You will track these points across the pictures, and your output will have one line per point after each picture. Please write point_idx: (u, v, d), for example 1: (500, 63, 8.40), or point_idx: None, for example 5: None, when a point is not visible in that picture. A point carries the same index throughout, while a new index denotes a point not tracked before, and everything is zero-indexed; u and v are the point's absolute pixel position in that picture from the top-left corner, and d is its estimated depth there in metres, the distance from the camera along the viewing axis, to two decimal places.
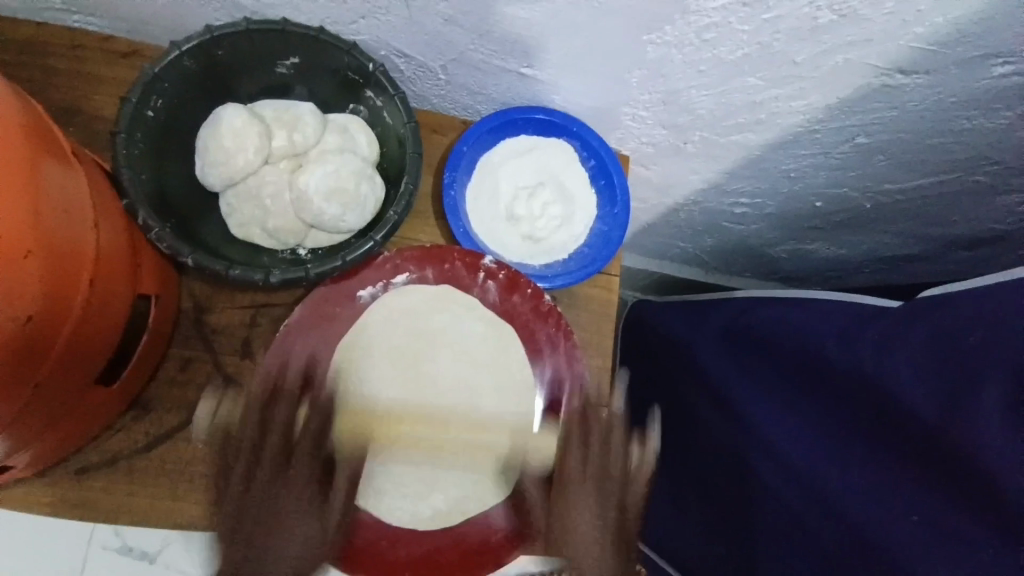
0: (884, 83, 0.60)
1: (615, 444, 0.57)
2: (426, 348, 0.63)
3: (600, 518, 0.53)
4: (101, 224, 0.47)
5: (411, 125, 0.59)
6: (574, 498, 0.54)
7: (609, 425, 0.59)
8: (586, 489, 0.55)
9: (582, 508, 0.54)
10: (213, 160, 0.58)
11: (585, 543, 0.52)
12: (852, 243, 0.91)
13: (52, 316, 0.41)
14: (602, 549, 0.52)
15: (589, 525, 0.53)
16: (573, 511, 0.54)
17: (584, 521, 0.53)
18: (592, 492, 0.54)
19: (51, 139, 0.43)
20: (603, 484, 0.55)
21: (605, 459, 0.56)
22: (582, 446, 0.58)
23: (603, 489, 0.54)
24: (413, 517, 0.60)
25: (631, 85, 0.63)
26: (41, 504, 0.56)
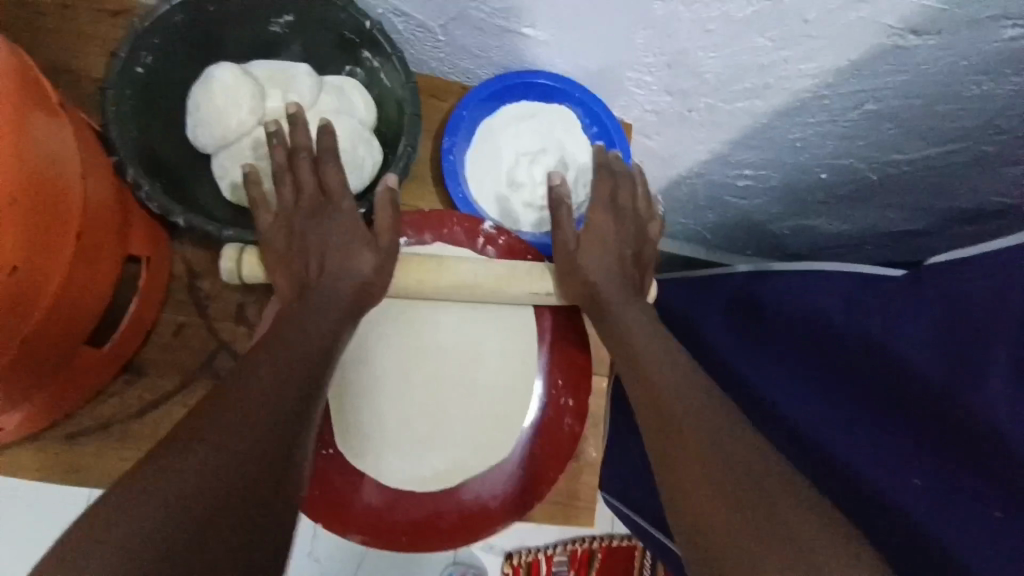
0: (896, 43, 0.58)
1: (635, 200, 0.63)
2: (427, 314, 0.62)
3: (623, 236, 0.61)
4: (88, 178, 0.46)
5: (409, 86, 0.57)
6: (594, 243, 0.60)
7: (626, 173, 0.63)
8: (606, 211, 0.62)
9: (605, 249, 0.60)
10: (207, 120, 0.56)
11: (613, 293, 0.59)
12: (856, 217, 0.90)
13: (37, 268, 0.40)
14: (627, 291, 0.59)
15: (611, 266, 0.60)
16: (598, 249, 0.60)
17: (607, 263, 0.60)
18: (615, 228, 0.61)
19: (36, 87, 0.42)
20: (621, 215, 0.62)
21: (629, 225, 0.62)
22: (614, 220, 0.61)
23: (622, 221, 0.62)
24: (411, 479, 0.60)
25: (635, 46, 0.61)
26: (33, 470, 0.55)
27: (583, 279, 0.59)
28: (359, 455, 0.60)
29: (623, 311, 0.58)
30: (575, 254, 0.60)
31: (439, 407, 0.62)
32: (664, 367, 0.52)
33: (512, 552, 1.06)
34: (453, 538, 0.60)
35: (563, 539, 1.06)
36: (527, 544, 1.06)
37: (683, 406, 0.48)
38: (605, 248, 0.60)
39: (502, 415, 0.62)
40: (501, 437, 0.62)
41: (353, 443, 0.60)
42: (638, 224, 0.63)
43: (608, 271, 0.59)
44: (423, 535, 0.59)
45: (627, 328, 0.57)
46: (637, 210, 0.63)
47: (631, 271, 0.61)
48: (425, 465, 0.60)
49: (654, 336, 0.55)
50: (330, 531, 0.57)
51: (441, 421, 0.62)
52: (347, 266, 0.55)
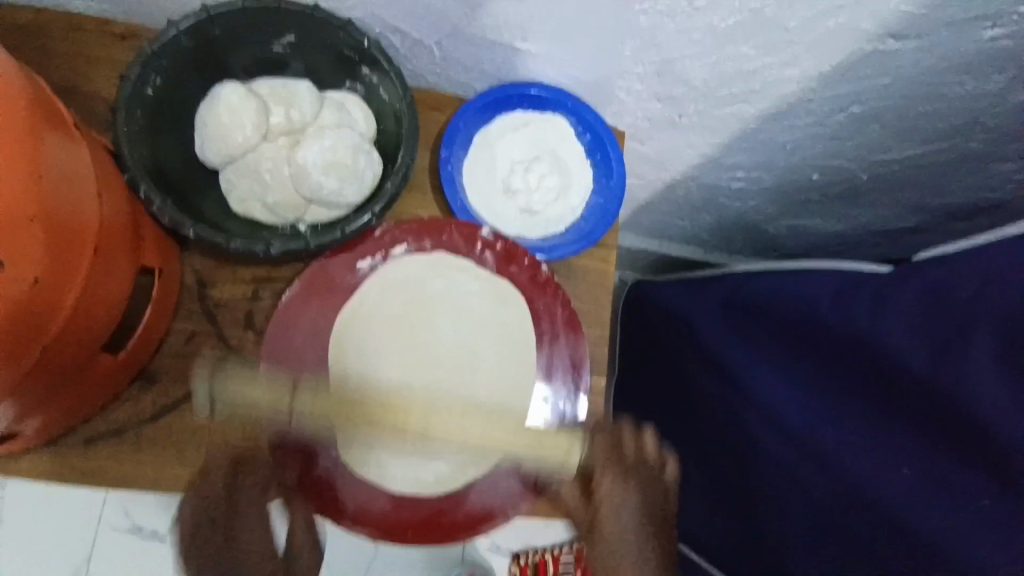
0: (877, 47, 0.60)
1: (645, 455, 0.65)
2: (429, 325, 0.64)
3: (627, 508, 0.63)
4: (103, 196, 0.48)
5: (406, 100, 0.59)
6: (613, 497, 0.63)
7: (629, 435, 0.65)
8: (618, 477, 0.63)
9: (625, 507, 0.63)
10: (212, 137, 0.59)
11: (628, 532, 0.62)
12: (850, 217, 0.91)
13: (56, 281, 0.42)
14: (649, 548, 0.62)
15: (629, 525, 0.63)
16: (620, 513, 0.63)
17: (628, 518, 0.63)
18: (631, 497, 0.63)
19: (53, 109, 0.44)
20: (637, 478, 0.64)
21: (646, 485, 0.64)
22: (620, 446, 0.64)
23: (640, 492, 0.64)
24: (411, 484, 0.61)
25: (624, 56, 0.64)
26: (52, 474, 0.57)
27: (607, 552, 0.62)
28: (363, 466, 0.60)
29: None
30: (595, 524, 0.63)
31: None
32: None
33: (518, 551, 1.09)
34: (457, 533, 0.61)
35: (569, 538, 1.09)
36: (533, 544, 1.09)
37: None
38: (620, 514, 0.63)
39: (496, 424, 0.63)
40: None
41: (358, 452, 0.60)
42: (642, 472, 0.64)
43: (626, 530, 0.62)
44: (432, 535, 0.61)
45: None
46: (643, 470, 0.64)
47: (653, 526, 0.63)
48: (429, 471, 0.61)
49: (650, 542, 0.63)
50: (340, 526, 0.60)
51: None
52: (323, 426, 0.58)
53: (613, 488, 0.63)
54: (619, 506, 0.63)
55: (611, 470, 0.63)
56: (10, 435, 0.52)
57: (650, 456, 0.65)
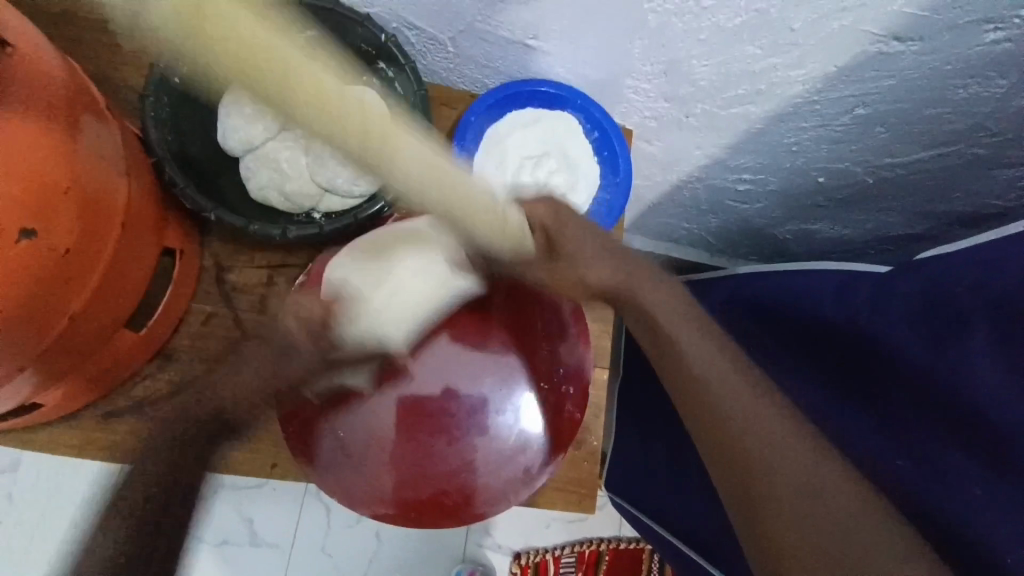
0: (881, 49, 0.62)
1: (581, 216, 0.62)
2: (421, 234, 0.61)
3: (585, 233, 0.60)
4: (131, 174, 0.50)
5: (419, 94, 0.62)
6: (577, 252, 0.59)
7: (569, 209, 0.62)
8: (575, 228, 0.60)
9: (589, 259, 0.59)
10: (233, 124, 0.61)
11: (670, 317, 0.56)
12: (856, 222, 0.92)
13: (86, 252, 0.45)
14: (716, 353, 0.54)
15: (644, 288, 0.59)
16: (585, 260, 0.59)
17: (602, 266, 0.60)
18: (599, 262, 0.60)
19: (89, 93, 0.46)
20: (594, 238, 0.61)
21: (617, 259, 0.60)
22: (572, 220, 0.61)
23: (611, 249, 0.61)
24: (417, 464, 0.59)
25: (633, 56, 0.65)
26: (72, 447, 0.59)
27: (572, 273, 0.60)
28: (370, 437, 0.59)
29: (743, 390, 0.52)
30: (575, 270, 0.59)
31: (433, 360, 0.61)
32: (781, 452, 0.49)
33: (520, 551, 1.10)
34: (458, 513, 0.61)
35: (572, 539, 1.10)
36: (534, 543, 1.11)
37: (788, 486, 0.48)
38: (597, 256, 0.60)
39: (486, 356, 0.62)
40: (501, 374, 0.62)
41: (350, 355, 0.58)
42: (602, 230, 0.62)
43: (595, 265, 0.60)
44: (436, 511, 0.60)
45: (724, 388, 0.52)
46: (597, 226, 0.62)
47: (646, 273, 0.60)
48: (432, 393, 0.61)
49: (758, 398, 0.51)
50: (353, 509, 0.61)
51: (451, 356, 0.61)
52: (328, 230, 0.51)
53: (564, 216, 0.61)
54: (580, 229, 0.60)
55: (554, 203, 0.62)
56: (32, 406, 0.54)
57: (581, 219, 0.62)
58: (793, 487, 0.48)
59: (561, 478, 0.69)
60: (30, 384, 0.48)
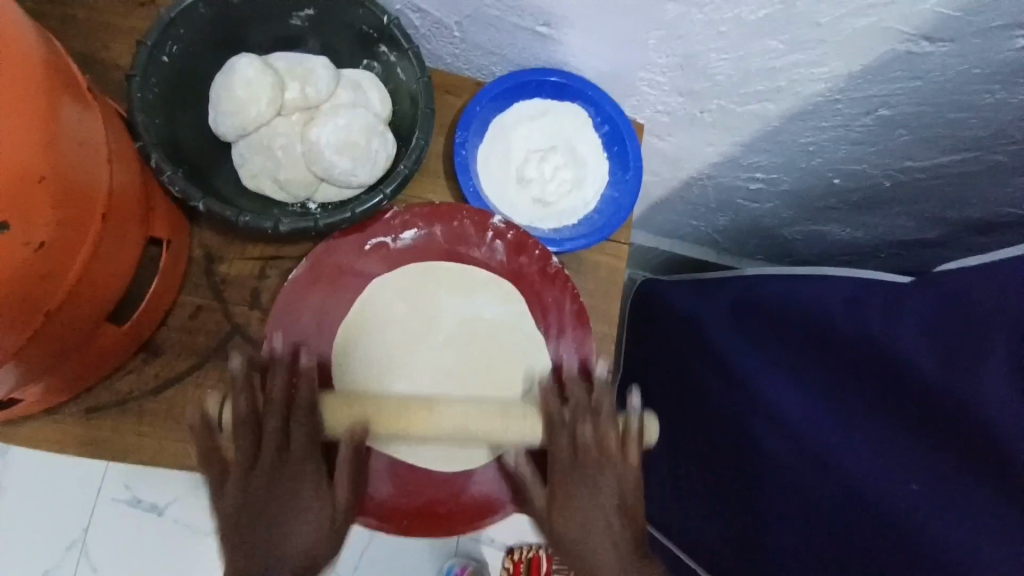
0: (909, 49, 0.59)
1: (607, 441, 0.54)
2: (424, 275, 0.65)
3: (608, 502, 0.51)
4: (114, 161, 0.47)
5: (423, 80, 0.59)
6: (569, 492, 0.52)
7: (606, 408, 0.56)
8: (568, 462, 0.53)
9: (575, 499, 0.51)
10: (227, 109, 0.58)
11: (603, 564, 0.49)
12: (868, 225, 0.89)
13: (64, 247, 0.42)
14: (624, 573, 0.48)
15: (608, 529, 0.50)
16: (570, 500, 0.51)
17: (591, 525, 0.50)
18: (586, 495, 0.51)
19: (71, 76, 0.44)
20: (596, 464, 0.53)
21: (607, 490, 0.52)
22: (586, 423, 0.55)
23: (596, 484, 0.52)
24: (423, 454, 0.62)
25: (648, 47, 0.62)
26: (53, 442, 0.57)
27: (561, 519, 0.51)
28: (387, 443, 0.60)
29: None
30: (551, 511, 0.52)
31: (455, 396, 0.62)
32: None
33: (513, 547, 1.08)
34: (454, 524, 0.61)
35: None
36: (528, 540, 1.09)
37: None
38: (591, 516, 0.50)
39: (492, 370, 0.64)
40: (507, 374, 0.64)
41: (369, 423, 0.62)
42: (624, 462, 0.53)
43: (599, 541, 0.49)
44: (431, 523, 0.61)
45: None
46: (617, 451, 0.53)
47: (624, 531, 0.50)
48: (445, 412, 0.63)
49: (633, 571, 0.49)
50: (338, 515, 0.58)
51: (457, 368, 0.64)
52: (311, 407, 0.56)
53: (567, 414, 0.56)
54: (588, 500, 0.51)
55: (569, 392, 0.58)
56: (10, 400, 0.51)
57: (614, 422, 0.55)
58: None
59: None
60: (9, 380, 0.46)
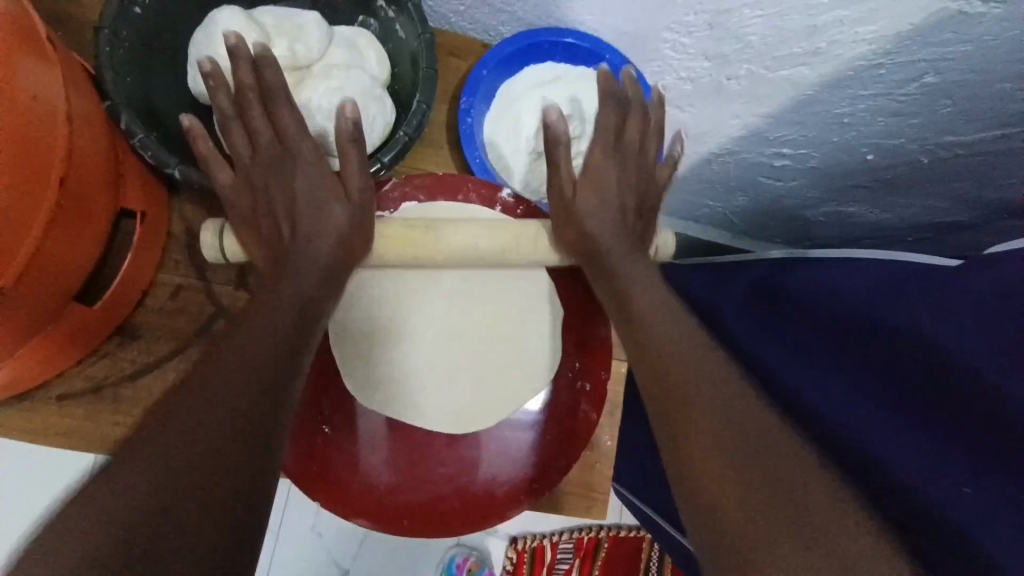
0: (964, 7, 0.53)
1: (643, 139, 0.57)
2: (423, 219, 0.56)
3: (626, 186, 0.56)
4: (73, 122, 0.42)
5: (425, 38, 0.53)
6: (599, 168, 0.56)
7: (639, 105, 0.57)
8: (607, 158, 0.56)
9: (599, 178, 0.56)
10: (203, 67, 0.52)
11: (617, 246, 0.54)
12: (897, 207, 0.84)
13: (13, 216, 0.37)
14: (627, 241, 0.55)
15: (619, 201, 0.56)
16: (589, 192, 0.55)
17: (601, 197, 0.55)
18: (614, 167, 0.56)
19: (21, 21, 0.38)
20: (625, 159, 0.57)
21: (630, 168, 0.57)
22: (620, 162, 0.56)
23: (618, 193, 0.56)
24: (438, 416, 0.58)
25: (672, 4, 0.56)
26: (22, 431, 0.53)
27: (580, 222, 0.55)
28: (387, 403, 0.57)
29: (668, 334, 0.47)
30: (571, 202, 0.55)
31: (460, 356, 0.60)
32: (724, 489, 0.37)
33: (515, 537, 1.05)
34: (452, 523, 0.56)
35: (568, 526, 1.04)
36: (530, 530, 1.05)
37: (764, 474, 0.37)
38: (609, 200, 0.55)
39: (502, 330, 0.60)
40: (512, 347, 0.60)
41: (370, 394, 0.57)
42: (646, 185, 0.57)
43: (603, 228, 0.54)
44: (432, 523, 0.56)
45: (622, 252, 0.54)
46: (643, 243, 0.57)
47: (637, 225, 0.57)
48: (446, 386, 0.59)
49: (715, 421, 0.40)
50: (317, 502, 0.55)
51: (460, 333, 0.60)
52: (318, 215, 0.51)
53: (607, 171, 0.56)
54: (613, 174, 0.56)
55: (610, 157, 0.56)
56: None
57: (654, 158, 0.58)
58: (702, 387, 0.42)
59: (568, 482, 0.62)
60: None
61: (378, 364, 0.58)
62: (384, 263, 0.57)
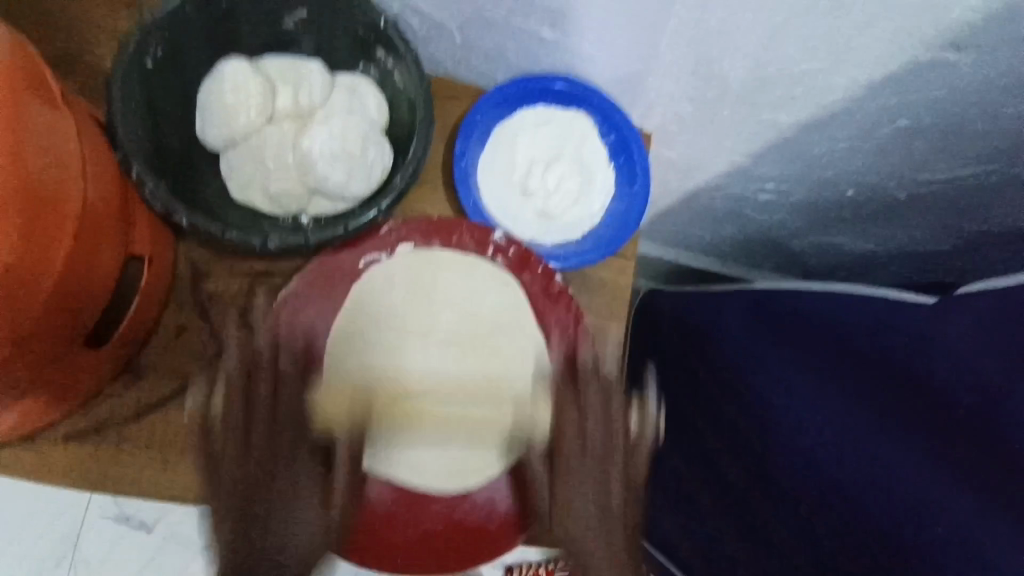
0: (933, 58, 0.56)
1: (618, 419, 0.51)
2: (422, 275, 0.60)
3: (599, 431, 0.49)
4: (87, 175, 0.44)
5: (423, 90, 0.56)
6: (572, 472, 0.48)
7: (613, 389, 0.52)
8: (573, 412, 0.51)
9: (583, 484, 0.48)
10: (217, 116, 0.56)
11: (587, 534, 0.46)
12: (880, 237, 0.86)
13: (34, 264, 0.39)
14: (601, 521, 0.47)
15: (591, 496, 0.47)
16: (564, 450, 0.50)
17: (585, 491, 0.47)
18: (582, 419, 0.50)
19: (41, 83, 0.40)
20: (594, 415, 0.50)
21: (600, 421, 0.50)
22: (589, 419, 0.50)
23: (596, 481, 0.48)
24: (425, 472, 0.59)
25: (658, 52, 0.59)
26: (30, 469, 0.54)
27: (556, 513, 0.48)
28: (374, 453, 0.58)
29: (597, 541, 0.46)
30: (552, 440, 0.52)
31: (449, 402, 0.60)
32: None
33: None
34: (449, 557, 0.57)
35: None
36: None
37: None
38: (581, 449, 0.49)
39: (492, 374, 0.61)
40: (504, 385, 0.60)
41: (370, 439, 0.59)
42: (624, 449, 0.50)
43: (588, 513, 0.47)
44: (426, 558, 0.57)
45: (573, 509, 0.47)
46: (631, 441, 0.51)
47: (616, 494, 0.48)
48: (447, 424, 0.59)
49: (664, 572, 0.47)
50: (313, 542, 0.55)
51: (450, 376, 0.61)
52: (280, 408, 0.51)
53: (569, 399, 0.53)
54: (577, 489, 0.48)
55: (591, 400, 0.51)
56: None
57: (622, 424, 0.51)
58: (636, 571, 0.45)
59: None
60: None
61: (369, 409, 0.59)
62: (377, 303, 0.60)
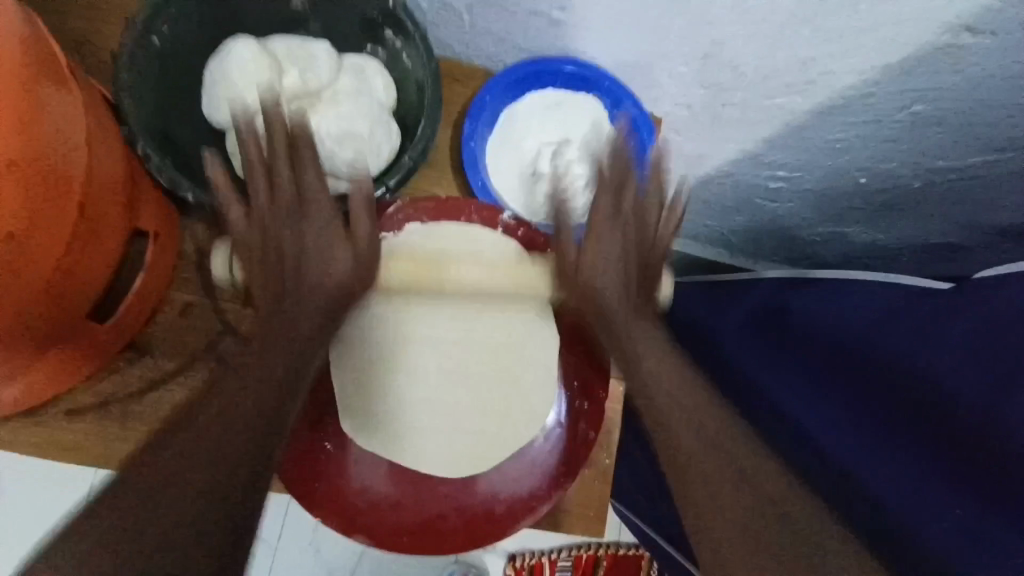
0: (950, 40, 0.54)
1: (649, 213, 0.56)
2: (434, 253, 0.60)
3: (621, 238, 0.56)
4: (94, 148, 0.44)
5: (432, 67, 0.55)
6: (599, 234, 0.56)
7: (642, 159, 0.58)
8: (602, 207, 0.56)
9: (608, 250, 0.56)
10: (222, 95, 0.55)
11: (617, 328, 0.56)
12: (892, 229, 0.84)
13: (39, 235, 0.39)
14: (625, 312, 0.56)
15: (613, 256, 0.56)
16: (601, 229, 0.56)
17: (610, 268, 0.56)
18: (613, 227, 0.56)
19: (50, 53, 0.40)
20: (622, 218, 0.56)
21: (629, 224, 0.56)
22: (623, 222, 0.56)
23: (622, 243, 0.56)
24: (438, 457, 0.60)
25: (669, 34, 0.59)
26: (33, 444, 0.54)
27: (585, 284, 0.56)
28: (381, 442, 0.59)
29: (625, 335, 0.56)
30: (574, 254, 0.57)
31: (458, 391, 0.62)
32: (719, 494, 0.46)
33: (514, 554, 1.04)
34: (454, 543, 0.57)
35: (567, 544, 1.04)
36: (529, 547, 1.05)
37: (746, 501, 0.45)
38: (607, 250, 0.56)
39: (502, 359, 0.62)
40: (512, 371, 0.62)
41: (380, 422, 0.60)
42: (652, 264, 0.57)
43: (610, 285, 0.56)
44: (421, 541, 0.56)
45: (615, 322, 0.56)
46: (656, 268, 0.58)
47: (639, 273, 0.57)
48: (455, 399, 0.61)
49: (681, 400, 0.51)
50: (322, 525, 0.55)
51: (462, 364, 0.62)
52: (325, 265, 0.55)
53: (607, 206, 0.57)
54: (609, 241, 0.56)
55: (613, 196, 0.56)
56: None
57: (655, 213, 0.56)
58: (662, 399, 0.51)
59: (569, 500, 0.63)
60: None
61: (377, 394, 0.61)
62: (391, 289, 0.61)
